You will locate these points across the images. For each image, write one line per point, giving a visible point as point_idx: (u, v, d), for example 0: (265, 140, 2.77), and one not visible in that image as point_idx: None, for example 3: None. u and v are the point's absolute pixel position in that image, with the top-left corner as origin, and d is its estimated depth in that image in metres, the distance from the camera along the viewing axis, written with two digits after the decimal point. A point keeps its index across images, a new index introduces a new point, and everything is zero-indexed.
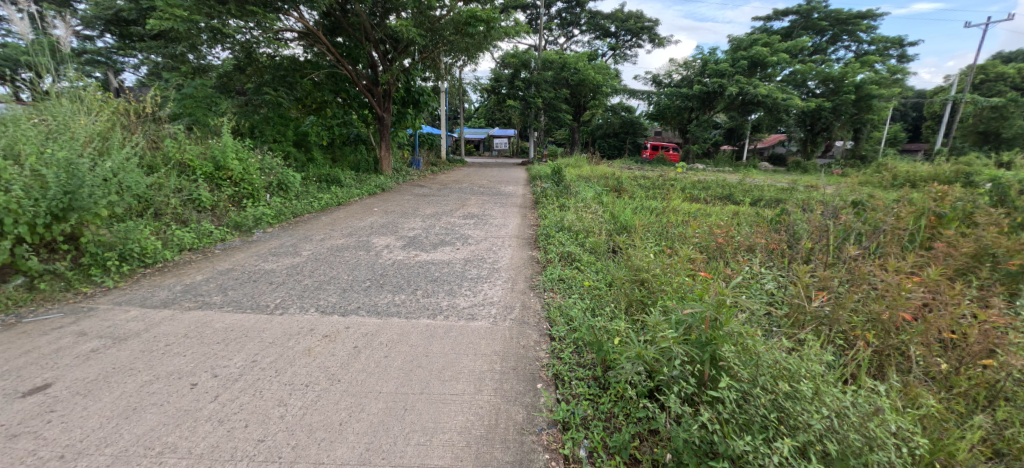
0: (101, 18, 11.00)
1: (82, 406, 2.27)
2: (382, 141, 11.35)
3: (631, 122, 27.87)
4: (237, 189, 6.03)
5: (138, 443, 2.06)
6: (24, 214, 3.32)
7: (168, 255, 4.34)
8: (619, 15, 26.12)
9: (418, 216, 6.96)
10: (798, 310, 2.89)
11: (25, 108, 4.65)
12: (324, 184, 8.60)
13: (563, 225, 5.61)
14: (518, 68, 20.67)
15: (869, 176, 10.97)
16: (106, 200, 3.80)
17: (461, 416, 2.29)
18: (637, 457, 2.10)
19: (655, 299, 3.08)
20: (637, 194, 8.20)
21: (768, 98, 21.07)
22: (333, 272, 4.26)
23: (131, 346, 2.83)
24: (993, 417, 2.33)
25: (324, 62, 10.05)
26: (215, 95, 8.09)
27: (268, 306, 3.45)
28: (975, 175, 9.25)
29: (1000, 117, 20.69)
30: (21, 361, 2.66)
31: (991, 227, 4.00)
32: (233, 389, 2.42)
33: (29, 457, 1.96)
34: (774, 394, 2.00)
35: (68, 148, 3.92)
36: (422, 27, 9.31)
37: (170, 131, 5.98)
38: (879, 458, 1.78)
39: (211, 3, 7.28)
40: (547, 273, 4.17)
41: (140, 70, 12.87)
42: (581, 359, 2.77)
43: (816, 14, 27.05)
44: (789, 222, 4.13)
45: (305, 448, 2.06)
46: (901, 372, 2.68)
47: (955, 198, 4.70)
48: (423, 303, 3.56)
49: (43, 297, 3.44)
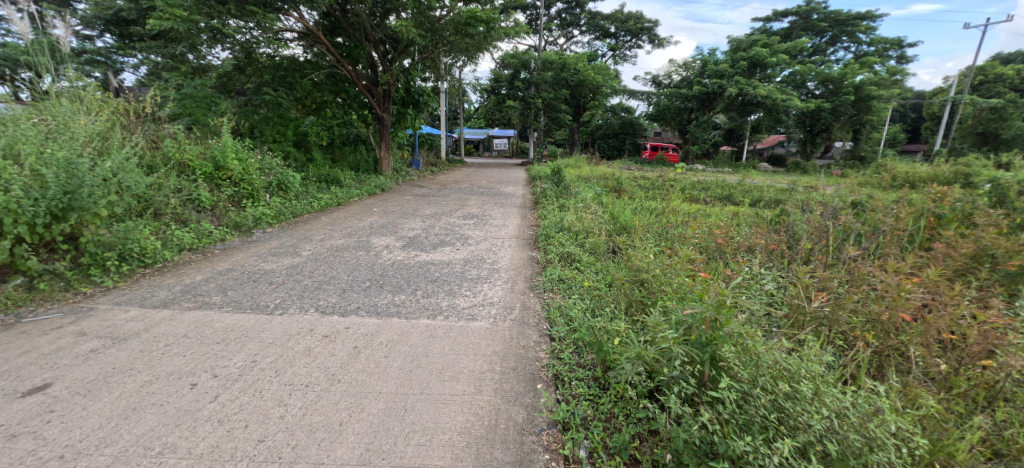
0: (100, 18, 11.00)
1: (82, 406, 2.27)
2: (382, 141, 11.35)
3: (631, 122, 28.07)
4: (237, 189, 6.03)
5: (138, 443, 2.06)
6: (23, 214, 3.31)
7: (168, 255, 4.34)
8: (619, 15, 26.09)
9: (418, 216, 6.95)
10: (797, 310, 2.89)
11: (25, 108, 4.65)
12: (324, 184, 8.60)
13: (563, 226, 5.61)
14: (518, 69, 20.67)
15: (869, 177, 10.97)
16: (106, 200, 3.80)
17: (461, 417, 2.29)
18: (637, 457, 2.10)
19: (655, 299, 3.07)
20: (637, 194, 8.20)
21: (768, 99, 21.08)
22: (334, 272, 4.26)
23: (131, 346, 2.83)
24: (992, 418, 2.34)
25: (324, 62, 10.05)
26: (215, 95, 8.09)
27: (268, 306, 3.45)
28: (974, 176, 9.29)
29: (999, 118, 20.73)
30: (20, 361, 2.65)
31: (991, 228, 4.01)
32: (233, 389, 2.42)
33: (29, 457, 1.96)
34: (774, 394, 2.00)
35: (68, 147, 3.91)
36: (422, 27, 9.31)
37: (170, 131, 5.98)
38: (879, 459, 1.79)
39: (211, 3, 7.28)
40: (547, 274, 4.17)
41: (140, 70, 12.88)
42: (581, 360, 2.77)
43: (816, 15, 27.05)
44: (789, 223, 4.14)
45: (305, 449, 2.06)
46: (900, 372, 2.68)
47: (955, 199, 4.70)
48: (423, 304, 3.56)
49: (43, 297, 3.43)
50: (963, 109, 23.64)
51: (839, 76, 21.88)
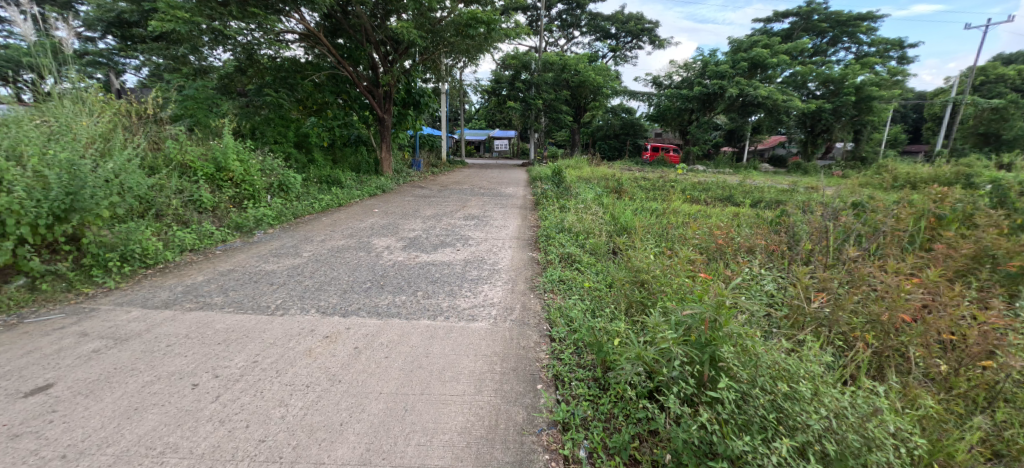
0: (102, 20, 11.08)
1: (83, 406, 2.28)
2: (382, 142, 11.35)
3: (632, 124, 28.10)
4: (238, 190, 6.05)
5: (139, 443, 2.06)
6: (26, 215, 3.32)
7: (170, 256, 4.34)
8: (620, 17, 26.17)
9: (418, 217, 6.97)
10: (797, 311, 2.91)
11: (27, 110, 4.70)
12: (325, 185, 8.59)
13: (563, 226, 5.63)
14: (518, 69, 20.58)
15: (870, 178, 11.00)
16: (108, 201, 3.82)
17: (461, 417, 2.30)
18: (637, 458, 2.11)
19: (655, 300, 3.08)
20: (637, 195, 8.23)
21: (768, 100, 21.03)
22: (334, 272, 4.28)
23: (132, 346, 2.84)
24: (991, 418, 2.35)
25: (324, 63, 10.08)
26: (217, 96, 8.18)
27: (269, 306, 3.47)
28: (977, 176, 9.25)
29: (1000, 118, 20.83)
30: (22, 361, 2.67)
31: (993, 229, 4.00)
32: (234, 389, 2.43)
33: (31, 457, 1.97)
34: (773, 394, 2.00)
35: (70, 149, 3.93)
36: (423, 29, 9.30)
37: (171, 132, 6.02)
38: (879, 459, 1.79)
39: (213, 4, 7.28)
40: (547, 274, 4.18)
41: (140, 70, 12.89)
42: (581, 360, 2.78)
43: (816, 16, 27.10)
44: (789, 224, 4.16)
45: (306, 449, 2.07)
46: (900, 373, 2.68)
47: (955, 199, 4.72)
48: (423, 304, 3.58)
49: (44, 298, 3.45)
50: (963, 110, 23.67)
51: (840, 76, 21.85)
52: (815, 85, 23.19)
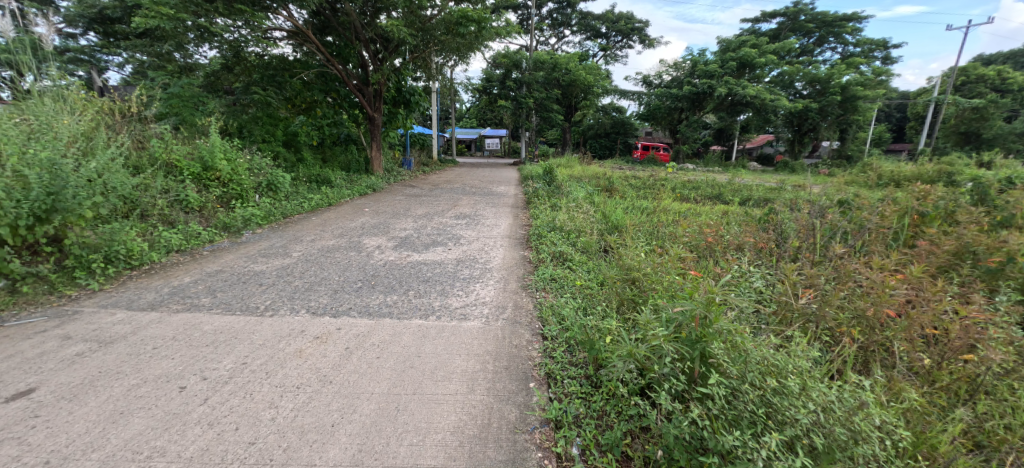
0: (84, 16, 10.86)
1: (67, 411, 2.24)
2: (373, 141, 11.29)
3: (622, 123, 28.22)
4: (225, 189, 5.96)
5: (125, 448, 2.03)
6: (5, 215, 3.25)
7: (155, 257, 4.28)
8: (610, 16, 26.24)
9: (409, 216, 6.94)
10: (785, 308, 2.96)
11: (7, 108, 4.60)
12: (314, 185, 8.51)
13: (555, 225, 5.63)
14: (509, 68, 20.38)
15: (855, 176, 11.20)
16: (91, 200, 3.75)
17: (453, 416, 2.30)
18: (628, 454, 2.13)
19: (646, 298, 3.13)
20: (628, 194, 8.28)
21: (756, 99, 21.30)
22: (324, 272, 4.25)
23: (117, 349, 2.79)
24: (973, 410, 2.42)
25: (313, 61, 9.97)
26: (203, 94, 8.08)
27: (258, 307, 3.43)
28: (959, 174, 9.47)
29: (980, 117, 21.53)
30: (3, 365, 2.61)
31: (973, 226, 4.10)
32: (222, 392, 2.40)
33: (14, 463, 1.93)
34: (762, 389, 2.03)
35: (51, 148, 3.85)
36: (413, 27, 9.24)
37: (156, 131, 5.91)
38: (863, 451, 1.85)
39: (198, 1, 7.16)
40: (539, 273, 4.18)
41: (124, 68, 12.67)
42: (572, 358, 2.79)
43: (803, 17, 27.46)
44: (777, 222, 4.21)
45: (297, 450, 2.05)
46: (885, 367, 2.73)
47: (938, 196, 4.81)
48: (415, 303, 3.57)
49: (25, 300, 3.37)
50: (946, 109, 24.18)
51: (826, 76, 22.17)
52: (802, 85, 23.48)
